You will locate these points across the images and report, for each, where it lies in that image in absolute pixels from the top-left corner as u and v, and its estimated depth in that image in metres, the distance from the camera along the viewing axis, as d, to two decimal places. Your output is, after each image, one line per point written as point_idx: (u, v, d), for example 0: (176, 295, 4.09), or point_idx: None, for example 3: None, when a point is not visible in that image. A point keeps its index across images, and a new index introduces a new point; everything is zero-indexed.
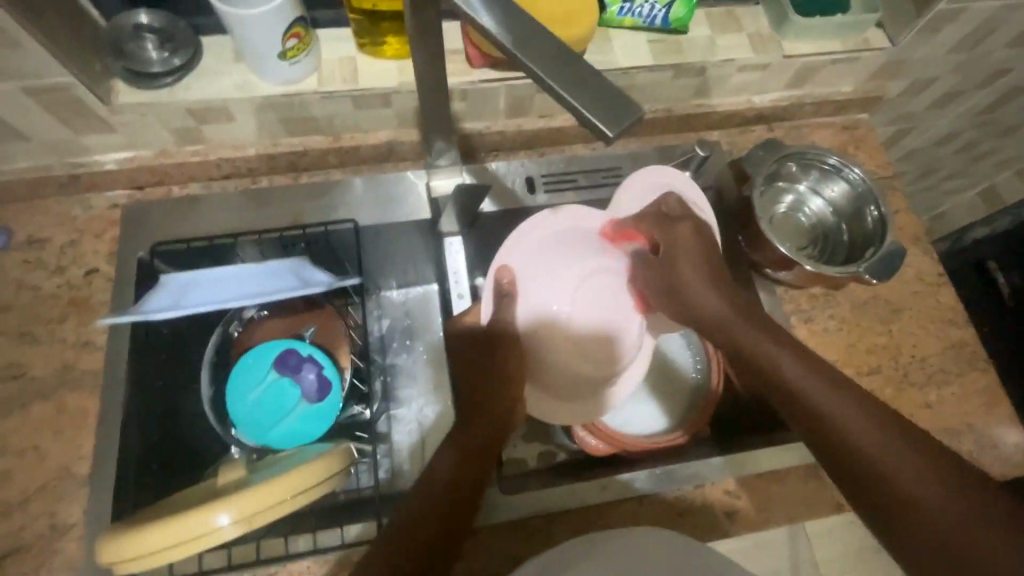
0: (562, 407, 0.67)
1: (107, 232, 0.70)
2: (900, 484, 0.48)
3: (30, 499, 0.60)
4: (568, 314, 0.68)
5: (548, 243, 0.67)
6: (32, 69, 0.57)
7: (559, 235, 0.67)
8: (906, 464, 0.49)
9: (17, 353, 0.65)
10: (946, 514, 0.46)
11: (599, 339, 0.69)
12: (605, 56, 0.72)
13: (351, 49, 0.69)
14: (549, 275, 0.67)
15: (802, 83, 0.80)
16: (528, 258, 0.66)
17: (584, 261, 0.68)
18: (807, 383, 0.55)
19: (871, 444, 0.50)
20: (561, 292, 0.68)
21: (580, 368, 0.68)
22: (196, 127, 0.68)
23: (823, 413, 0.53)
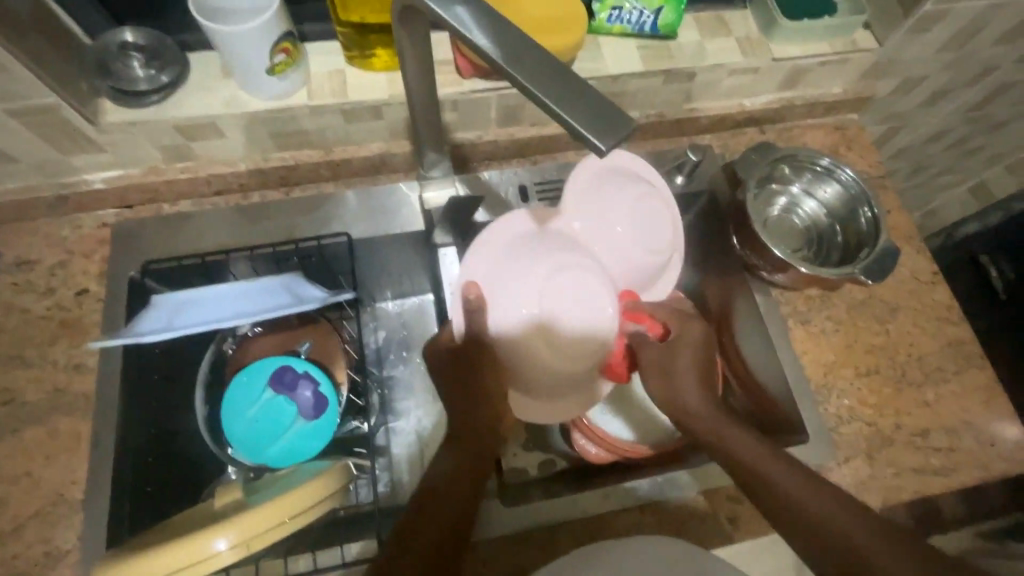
0: (552, 406, 0.64)
1: (97, 251, 0.69)
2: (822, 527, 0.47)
3: (23, 526, 0.59)
4: (549, 315, 0.62)
5: (509, 249, 0.63)
6: (17, 90, 0.56)
7: (518, 240, 0.63)
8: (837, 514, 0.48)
9: (8, 377, 0.64)
10: (883, 555, 0.45)
11: (586, 332, 0.62)
12: (594, 63, 0.72)
13: (340, 62, 0.68)
14: (520, 280, 0.61)
15: (792, 85, 0.80)
16: (492, 267, 0.62)
17: (554, 257, 0.63)
18: (736, 439, 0.55)
19: (803, 497, 0.49)
20: (537, 292, 0.62)
21: (564, 366, 0.63)
22: (185, 144, 0.68)
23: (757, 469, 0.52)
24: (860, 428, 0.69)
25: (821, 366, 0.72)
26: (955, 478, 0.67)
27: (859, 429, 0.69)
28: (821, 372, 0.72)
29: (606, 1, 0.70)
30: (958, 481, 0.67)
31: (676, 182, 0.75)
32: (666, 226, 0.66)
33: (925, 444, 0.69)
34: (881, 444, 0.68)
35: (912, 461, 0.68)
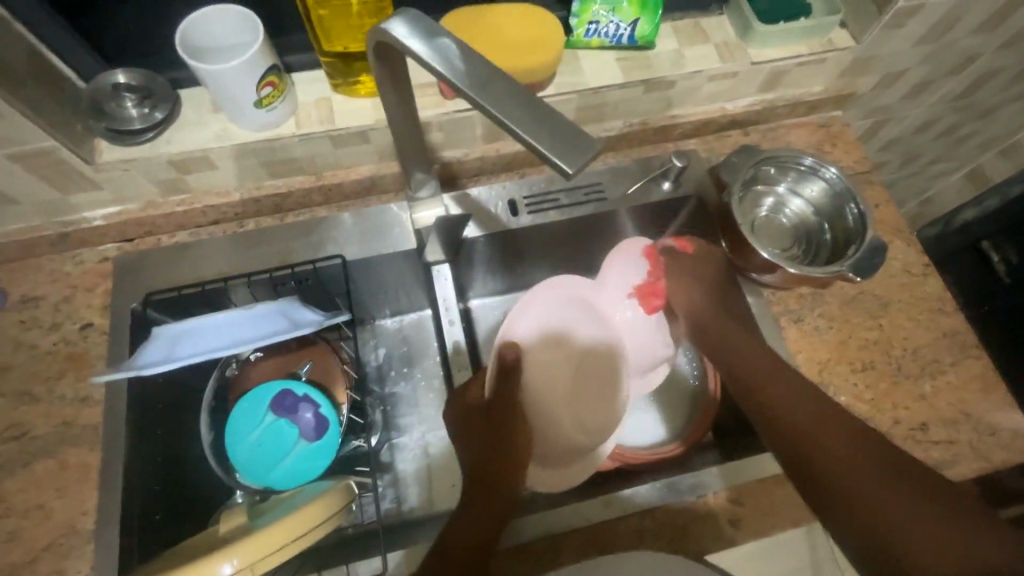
0: (553, 470, 0.67)
1: (100, 285, 0.71)
2: (847, 484, 0.52)
3: (36, 558, 0.60)
4: (574, 384, 0.69)
5: (551, 315, 0.70)
6: (15, 136, 0.58)
7: (559, 307, 0.70)
8: (866, 472, 0.52)
9: (18, 412, 0.65)
10: (841, 457, 0.53)
11: (606, 402, 0.70)
12: (574, 77, 0.73)
13: (325, 91, 0.71)
14: (557, 344, 0.69)
15: (773, 87, 0.81)
16: (537, 328, 0.69)
17: (588, 329, 0.71)
18: (786, 396, 0.59)
19: (840, 454, 0.54)
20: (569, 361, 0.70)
21: (584, 428, 0.68)
22: (180, 178, 0.70)
23: (799, 425, 0.57)
24: None
25: (816, 363, 0.72)
26: (956, 470, 0.67)
27: None
28: (816, 370, 0.72)
29: (583, 16, 0.71)
30: (960, 473, 0.67)
31: (663, 188, 0.77)
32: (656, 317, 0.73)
33: (925, 437, 0.69)
34: None
35: (912, 455, 0.68)
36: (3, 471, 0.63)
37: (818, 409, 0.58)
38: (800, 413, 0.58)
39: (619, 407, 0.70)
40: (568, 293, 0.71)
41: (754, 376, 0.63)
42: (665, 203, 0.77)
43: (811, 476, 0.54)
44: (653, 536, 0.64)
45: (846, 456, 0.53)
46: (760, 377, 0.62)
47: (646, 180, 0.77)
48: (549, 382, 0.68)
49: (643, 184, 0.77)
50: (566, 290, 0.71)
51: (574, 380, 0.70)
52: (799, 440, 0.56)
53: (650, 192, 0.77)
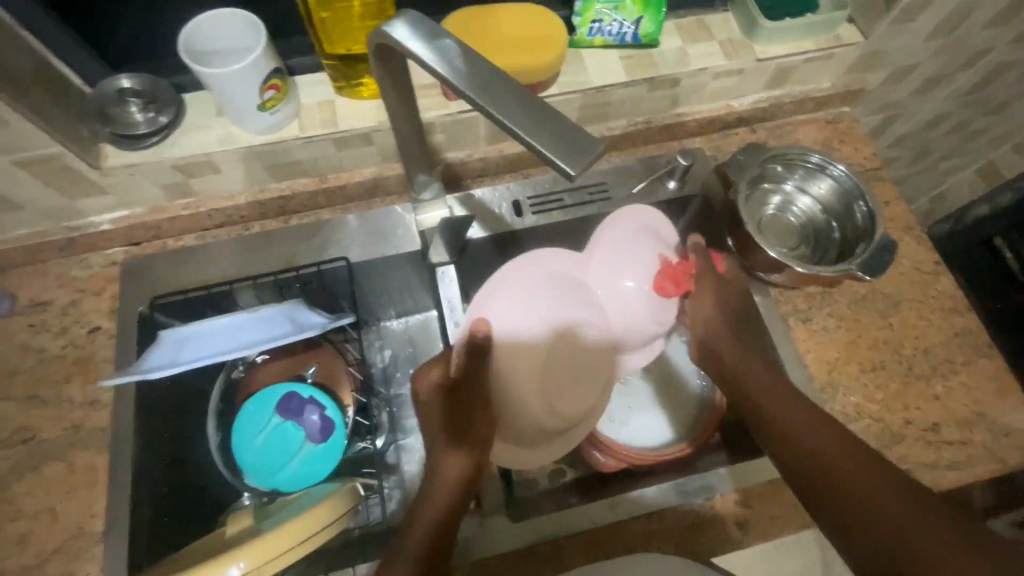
0: (521, 450, 0.63)
1: (107, 289, 0.72)
2: (855, 498, 0.51)
3: (46, 561, 0.61)
4: (543, 365, 0.61)
5: (528, 293, 0.62)
6: (21, 142, 0.58)
7: (537, 282, 0.62)
8: (873, 486, 0.51)
9: (27, 416, 0.66)
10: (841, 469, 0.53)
11: (581, 386, 0.64)
12: (577, 77, 0.73)
13: (328, 93, 0.70)
14: (531, 324, 0.61)
15: (780, 83, 0.80)
16: (508, 307, 0.61)
17: (572, 306, 0.63)
18: (789, 410, 0.58)
19: (845, 468, 0.53)
20: (543, 343, 0.61)
21: (555, 414, 0.63)
22: (186, 182, 0.70)
23: (801, 440, 0.56)
24: (868, 425, 0.68)
25: (825, 363, 0.71)
26: (969, 472, 0.66)
27: (867, 426, 0.68)
28: (826, 370, 0.71)
29: (586, 15, 0.71)
30: (974, 475, 0.66)
31: (668, 187, 0.76)
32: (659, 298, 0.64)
33: (937, 438, 0.68)
34: (890, 440, 0.67)
35: (924, 456, 0.67)
36: (14, 474, 0.64)
37: (819, 424, 0.57)
38: (803, 429, 0.57)
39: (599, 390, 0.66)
40: (549, 262, 0.64)
41: (753, 389, 0.62)
42: (670, 202, 0.76)
43: (818, 492, 0.53)
44: (661, 538, 0.63)
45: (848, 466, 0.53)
46: (758, 390, 0.62)
47: (652, 179, 0.76)
48: (520, 366, 0.60)
49: (648, 183, 0.76)
50: (548, 260, 0.65)
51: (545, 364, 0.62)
52: (803, 456, 0.55)
53: (656, 191, 0.76)
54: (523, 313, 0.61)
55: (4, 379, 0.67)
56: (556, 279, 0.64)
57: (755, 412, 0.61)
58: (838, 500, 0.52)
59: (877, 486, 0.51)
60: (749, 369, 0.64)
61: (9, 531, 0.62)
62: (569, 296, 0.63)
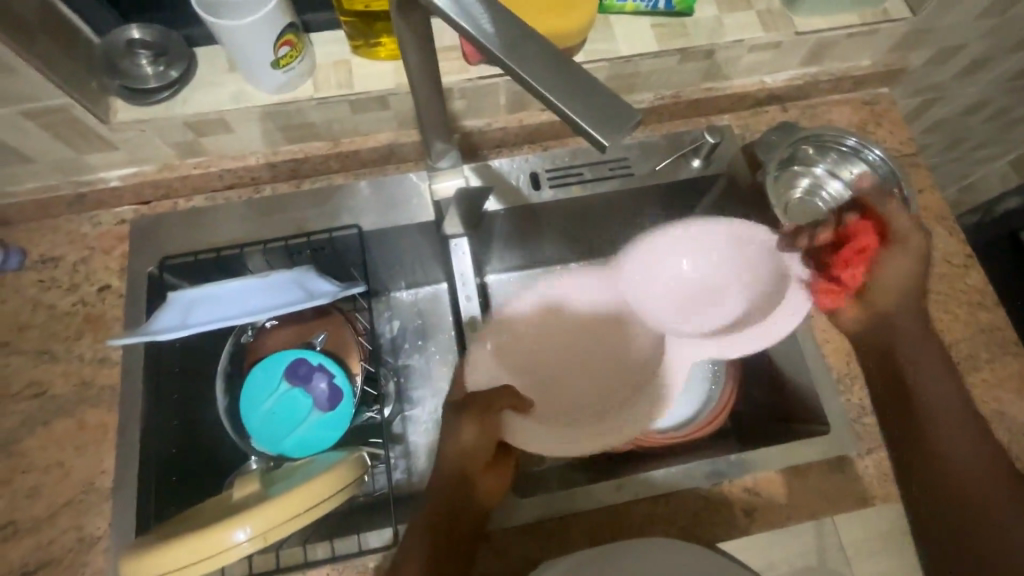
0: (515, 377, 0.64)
1: (117, 247, 0.71)
2: (948, 475, 0.57)
3: (57, 514, 0.61)
4: (547, 377, 0.70)
5: (650, 249, 0.71)
6: (29, 92, 0.57)
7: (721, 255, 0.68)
8: (971, 470, 0.57)
9: (38, 370, 0.66)
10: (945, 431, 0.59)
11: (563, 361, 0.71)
12: (606, 45, 0.69)
13: (345, 52, 0.68)
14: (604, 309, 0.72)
15: (817, 60, 0.76)
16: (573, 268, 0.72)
17: (706, 309, 0.69)
18: (925, 381, 0.61)
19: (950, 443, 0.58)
20: (609, 355, 0.72)
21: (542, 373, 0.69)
22: (197, 140, 0.68)
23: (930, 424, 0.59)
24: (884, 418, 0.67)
25: (844, 353, 0.70)
26: None
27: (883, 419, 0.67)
28: (844, 360, 0.69)
29: None
30: None
31: (692, 165, 0.73)
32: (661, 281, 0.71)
33: None
34: None
35: None
36: (24, 428, 0.64)
37: (952, 398, 0.60)
38: (934, 398, 0.60)
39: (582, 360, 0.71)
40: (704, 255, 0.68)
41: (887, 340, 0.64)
42: (695, 181, 0.74)
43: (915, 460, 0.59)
44: (665, 522, 0.63)
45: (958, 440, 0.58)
46: (903, 350, 0.63)
47: (677, 155, 0.73)
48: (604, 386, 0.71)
49: (672, 160, 0.73)
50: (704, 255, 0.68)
51: (539, 366, 0.70)
52: (923, 424, 0.60)
53: (680, 169, 0.74)
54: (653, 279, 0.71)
55: (14, 335, 0.67)
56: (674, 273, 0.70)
57: (887, 372, 0.64)
58: (924, 469, 0.58)
59: (971, 471, 0.56)
60: (902, 321, 0.64)
61: (20, 484, 0.62)
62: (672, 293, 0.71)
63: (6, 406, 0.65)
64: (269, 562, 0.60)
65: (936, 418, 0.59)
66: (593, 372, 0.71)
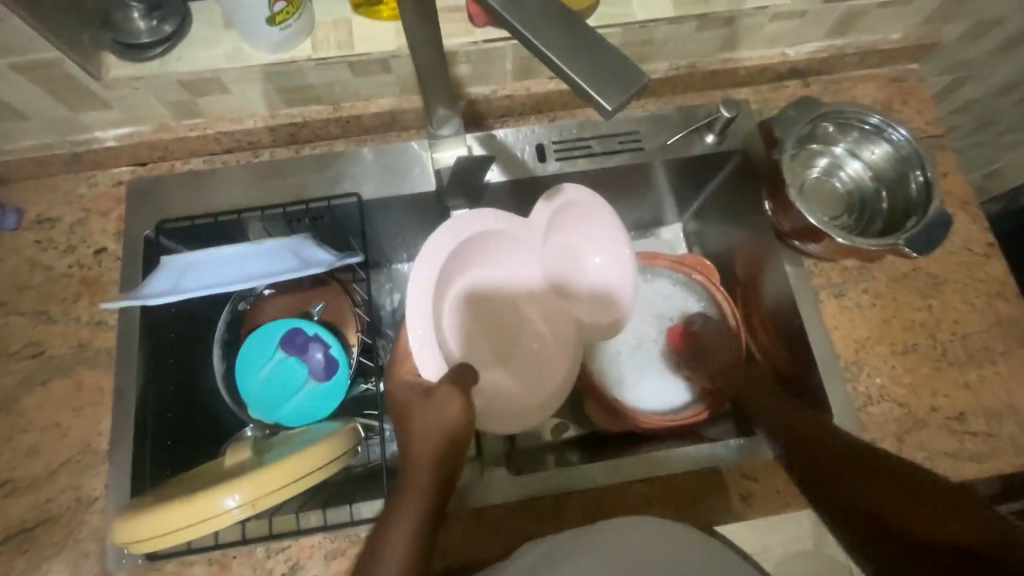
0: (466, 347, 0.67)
1: (114, 209, 0.70)
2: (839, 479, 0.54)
3: (55, 473, 0.62)
4: (462, 333, 0.67)
5: (572, 209, 0.63)
6: (17, 44, 0.54)
7: (564, 211, 0.63)
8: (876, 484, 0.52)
9: (35, 331, 0.66)
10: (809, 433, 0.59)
11: (510, 327, 0.72)
12: (620, 9, 0.66)
13: (345, 10, 0.65)
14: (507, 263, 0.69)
15: (844, 31, 0.72)
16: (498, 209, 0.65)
17: (579, 263, 0.66)
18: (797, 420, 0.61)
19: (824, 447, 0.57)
20: (505, 319, 0.72)
21: (497, 343, 0.71)
22: (192, 100, 0.66)
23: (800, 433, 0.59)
24: (889, 408, 0.65)
25: (853, 341, 0.67)
26: (991, 465, 0.63)
27: (889, 409, 0.65)
28: (853, 348, 0.67)
29: None
30: (996, 468, 0.63)
31: (706, 141, 0.70)
32: (556, 245, 0.66)
33: (962, 429, 0.64)
34: (912, 426, 0.64)
35: (945, 445, 0.64)
36: (22, 387, 0.64)
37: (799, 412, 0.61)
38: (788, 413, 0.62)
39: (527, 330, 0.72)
40: (560, 214, 0.64)
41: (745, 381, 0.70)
42: (707, 157, 0.71)
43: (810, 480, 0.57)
44: (659, 504, 0.62)
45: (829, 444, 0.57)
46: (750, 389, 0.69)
47: (690, 130, 0.70)
48: (516, 357, 0.71)
49: (685, 135, 0.70)
50: (559, 215, 0.64)
51: (455, 313, 0.66)
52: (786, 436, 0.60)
53: (692, 144, 0.71)
54: (562, 242, 0.66)
55: (12, 294, 0.67)
56: (556, 232, 0.65)
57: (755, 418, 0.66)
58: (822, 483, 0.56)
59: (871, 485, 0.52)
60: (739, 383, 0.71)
61: (18, 442, 0.62)
62: (563, 266, 0.68)
63: (4, 365, 0.65)
64: (262, 529, 0.60)
65: (821, 445, 0.57)
66: (495, 329, 0.71)
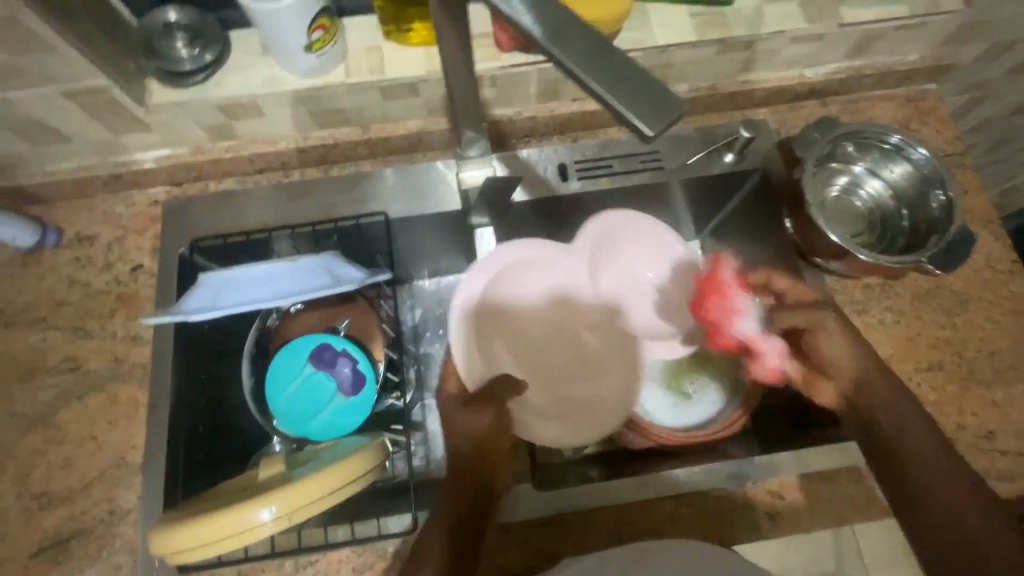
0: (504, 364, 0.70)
1: (150, 228, 0.72)
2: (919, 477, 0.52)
3: (88, 486, 0.63)
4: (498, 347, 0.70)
5: (626, 233, 0.71)
6: (70, 72, 0.57)
7: (610, 226, 0.70)
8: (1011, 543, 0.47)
9: (72, 346, 0.68)
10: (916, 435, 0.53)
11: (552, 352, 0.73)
12: (642, 34, 0.68)
13: (377, 37, 0.67)
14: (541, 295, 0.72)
15: (860, 53, 0.73)
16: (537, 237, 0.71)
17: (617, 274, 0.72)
18: (929, 459, 0.52)
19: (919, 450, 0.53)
20: (546, 346, 0.73)
21: (541, 367, 0.72)
22: (229, 123, 0.68)
23: (896, 430, 0.54)
24: None
25: (878, 359, 0.67)
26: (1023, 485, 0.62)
27: None
28: None
29: None
30: None
31: (725, 160, 0.72)
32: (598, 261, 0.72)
33: (992, 447, 0.64)
34: None
35: (974, 464, 0.63)
36: (59, 401, 0.66)
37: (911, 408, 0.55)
38: (893, 410, 0.55)
39: (570, 355, 0.73)
40: (603, 230, 0.70)
41: (861, 366, 0.58)
42: (727, 176, 0.72)
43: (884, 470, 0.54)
44: (686, 522, 0.62)
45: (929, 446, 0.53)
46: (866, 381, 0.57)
47: (710, 150, 0.72)
48: (540, 383, 0.71)
49: (706, 154, 0.72)
50: (602, 231, 0.70)
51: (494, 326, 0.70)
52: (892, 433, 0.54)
53: (712, 163, 0.72)
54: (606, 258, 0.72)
55: (52, 310, 0.69)
56: (598, 249, 0.71)
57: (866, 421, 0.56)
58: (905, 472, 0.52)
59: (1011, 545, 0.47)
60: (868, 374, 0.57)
61: (54, 455, 0.64)
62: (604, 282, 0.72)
63: (42, 379, 0.66)
64: (290, 543, 0.60)
65: (916, 453, 0.53)
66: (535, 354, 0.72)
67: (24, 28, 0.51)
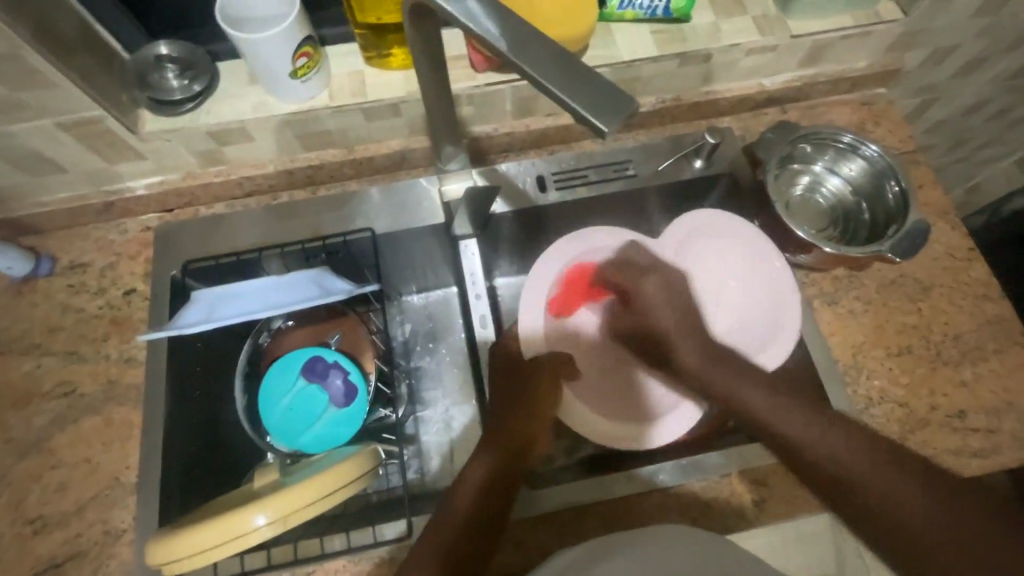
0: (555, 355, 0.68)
1: (142, 253, 0.74)
2: (844, 475, 0.51)
3: (84, 508, 0.63)
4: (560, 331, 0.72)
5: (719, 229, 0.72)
6: (67, 105, 0.61)
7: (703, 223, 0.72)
8: (904, 491, 0.48)
9: (67, 371, 0.69)
10: (808, 436, 0.55)
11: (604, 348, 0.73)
12: (607, 51, 0.72)
13: (359, 63, 0.71)
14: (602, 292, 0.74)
15: (813, 62, 0.78)
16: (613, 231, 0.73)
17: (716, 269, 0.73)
18: (861, 471, 0.50)
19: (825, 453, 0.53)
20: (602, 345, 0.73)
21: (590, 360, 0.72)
22: (218, 149, 0.71)
23: (795, 438, 0.55)
24: (891, 409, 0.67)
25: (850, 347, 0.70)
26: (995, 460, 0.65)
27: (891, 410, 0.67)
28: (850, 353, 0.70)
29: None
30: (1000, 463, 0.65)
31: (695, 166, 0.76)
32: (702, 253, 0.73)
33: (964, 425, 0.66)
34: (914, 425, 0.66)
35: (949, 443, 0.65)
36: (54, 425, 0.67)
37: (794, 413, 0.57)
38: (766, 416, 0.58)
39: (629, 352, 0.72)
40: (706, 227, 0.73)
41: (727, 390, 0.63)
42: (697, 181, 0.76)
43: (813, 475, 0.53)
44: (676, 511, 0.64)
45: (836, 449, 0.53)
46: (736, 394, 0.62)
47: (679, 156, 0.76)
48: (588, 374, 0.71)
49: (676, 160, 0.76)
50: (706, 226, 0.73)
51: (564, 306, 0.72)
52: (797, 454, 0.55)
53: (682, 169, 0.76)
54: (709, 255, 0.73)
55: (46, 336, 0.70)
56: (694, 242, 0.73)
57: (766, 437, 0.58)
58: (828, 475, 0.52)
59: (904, 485, 0.48)
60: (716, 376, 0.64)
61: (48, 479, 0.64)
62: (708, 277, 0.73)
63: (38, 404, 0.67)
64: (287, 555, 0.61)
65: (815, 454, 0.53)
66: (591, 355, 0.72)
67: (23, 63, 0.55)
